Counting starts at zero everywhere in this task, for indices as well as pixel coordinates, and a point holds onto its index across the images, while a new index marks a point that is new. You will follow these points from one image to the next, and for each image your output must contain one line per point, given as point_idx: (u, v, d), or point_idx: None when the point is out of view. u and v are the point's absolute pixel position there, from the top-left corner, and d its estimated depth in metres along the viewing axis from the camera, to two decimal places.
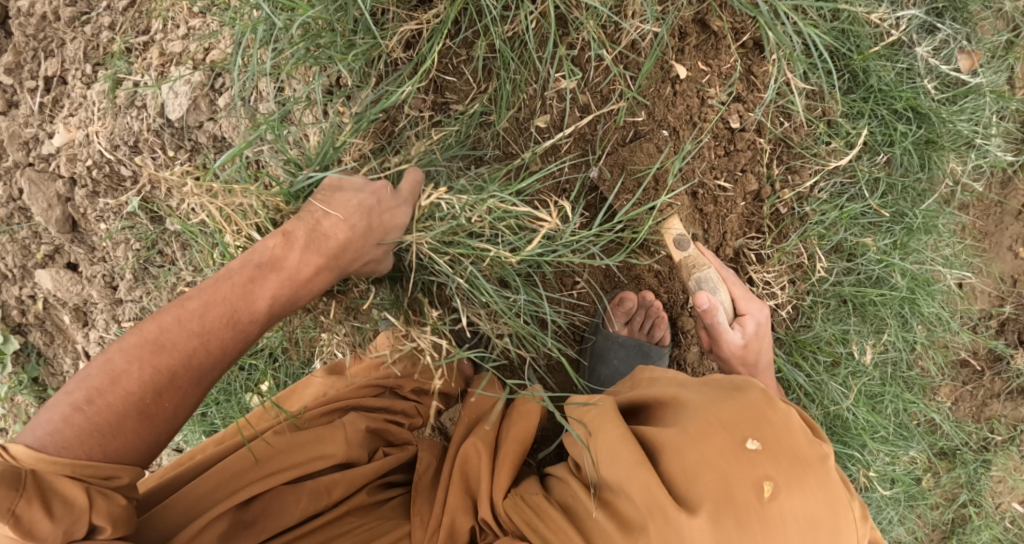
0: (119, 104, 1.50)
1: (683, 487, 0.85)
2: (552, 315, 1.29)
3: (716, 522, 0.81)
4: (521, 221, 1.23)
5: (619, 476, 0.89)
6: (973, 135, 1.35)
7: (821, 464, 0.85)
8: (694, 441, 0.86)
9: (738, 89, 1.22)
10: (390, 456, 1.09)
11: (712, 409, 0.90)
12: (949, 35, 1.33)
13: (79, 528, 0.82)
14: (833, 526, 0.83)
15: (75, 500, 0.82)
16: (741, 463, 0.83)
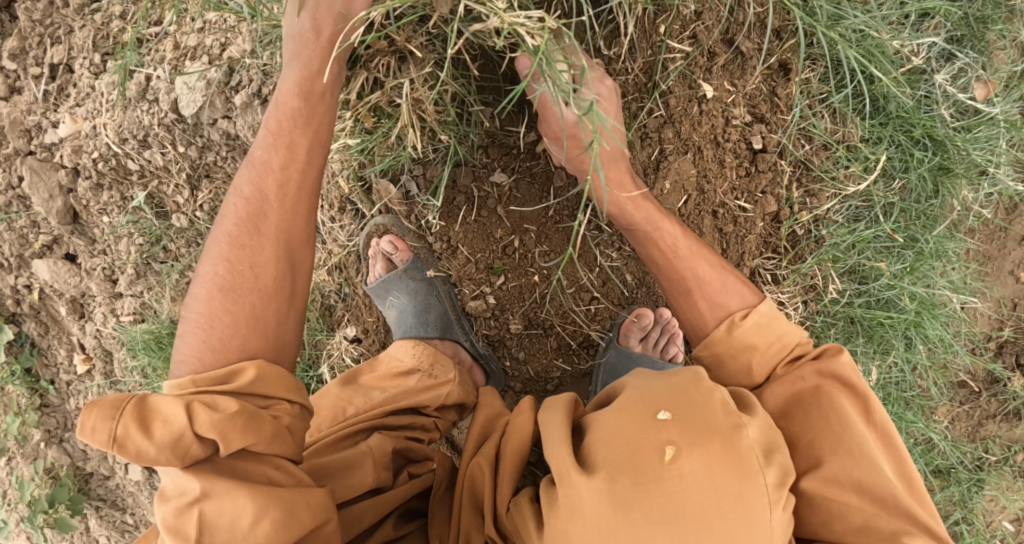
0: (130, 96, 1.46)
1: (591, 454, 0.82)
2: (566, 331, 1.26)
3: (612, 484, 0.78)
4: (541, 235, 1.21)
5: (544, 455, 0.87)
6: (986, 163, 1.36)
7: (732, 432, 0.80)
8: (616, 415, 0.84)
9: (761, 109, 1.24)
10: (416, 478, 1.07)
11: (636, 390, 0.88)
12: (967, 63, 1.34)
13: (192, 451, 0.83)
14: (740, 501, 0.77)
15: (173, 419, 0.83)
16: (648, 430, 0.81)
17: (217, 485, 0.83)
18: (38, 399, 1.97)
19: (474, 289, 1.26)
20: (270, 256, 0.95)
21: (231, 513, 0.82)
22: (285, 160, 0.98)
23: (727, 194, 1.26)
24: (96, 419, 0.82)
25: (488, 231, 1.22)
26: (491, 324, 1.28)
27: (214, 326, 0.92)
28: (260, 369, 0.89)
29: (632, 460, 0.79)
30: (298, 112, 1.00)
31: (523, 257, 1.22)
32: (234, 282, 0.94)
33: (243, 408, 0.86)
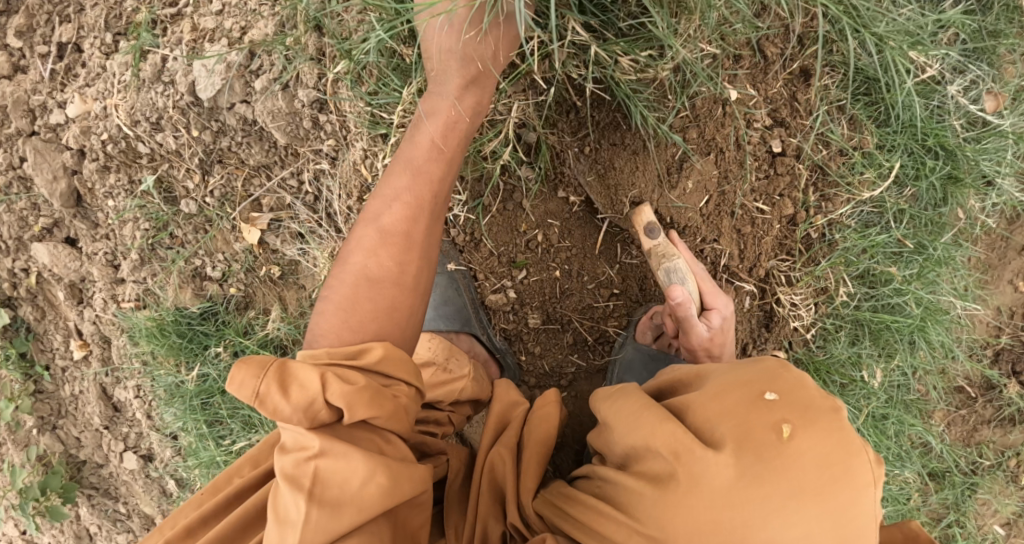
0: (144, 77, 1.45)
1: (704, 432, 0.86)
2: (584, 326, 1.28)
3: (739, 460, 0.81)
4: (565, 230, 1.23)
5: (641, 436, 0.89)
6: (994, 174, 1.39)
7: (836, 413, 0.85)
8: (716, 397, 0.89)
9: (782, 113, 1.27)
10: (426, 472, 1.05)
11: (727, 376, 0.92)
12: (979, 75, 1.35)
13: (321, 416, 0.86)
14: (851, 477, 0.81)
15: (309, 385, 0.87)
16: (757, 410, 0.84)
17: (334, 445, 0.86)
18: (32, 385, 1.94)
19: (495, 283, 1.26)
20: (413, 259, 1.01)
21: (346, 472, 0.86)
22: (439, 169, 1.05)
23: (745, 195, 1.27)
24: (244, 374, 0.87)
25: (511, 225, 1.23)
26: (510, 318, 1.28)
27: (363, 321, 0.95)
28: (388, 349, 0.93)
29: (745, 438, 0.82)
30: (453, 130, 1.07)
31: (545, 251, 1.24)
32: (378, 274, 0.98)
33: (370, 385, 0.90)
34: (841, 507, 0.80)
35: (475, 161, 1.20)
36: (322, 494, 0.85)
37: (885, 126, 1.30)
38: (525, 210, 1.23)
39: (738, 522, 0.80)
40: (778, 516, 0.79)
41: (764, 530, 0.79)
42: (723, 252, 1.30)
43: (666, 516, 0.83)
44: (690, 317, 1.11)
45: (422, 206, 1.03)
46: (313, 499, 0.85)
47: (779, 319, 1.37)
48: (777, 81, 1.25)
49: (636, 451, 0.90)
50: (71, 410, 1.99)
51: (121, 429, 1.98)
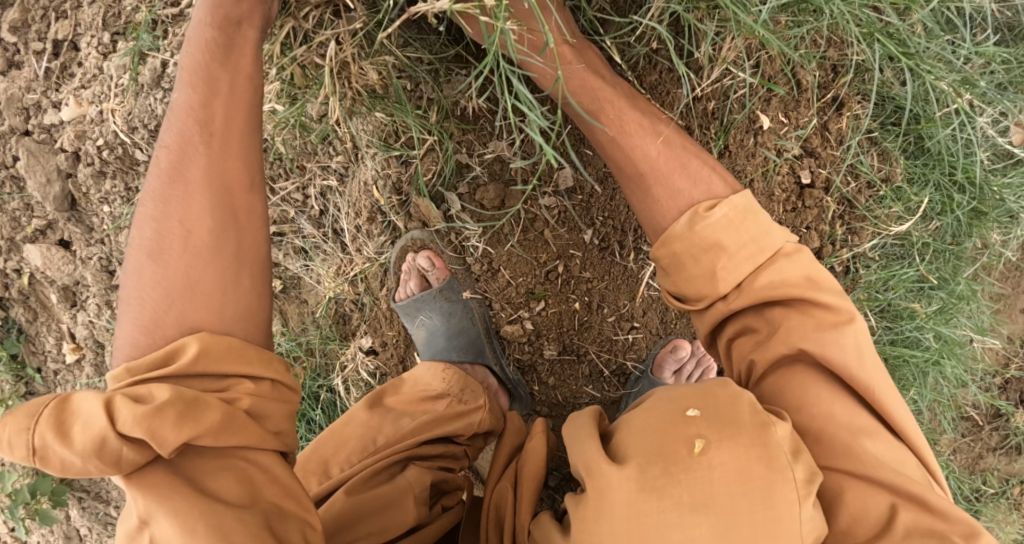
0: (144, 81, 1.38)
1: (620, 448, 0.80)
2: (600, 359, 1.23)
3: (640, 475, 0.75)
4: (588, 261, 1.18)
5: (566, 456, 0.84)
6: (1019, 209, 1.36)
7: (763, 425, 0.77)
8: (644, 412, 0.82)
9: (813, 144, 1.23)
10: (450, 509, 1.04)
11: (665, 397, 0.85)
12: (1008, 109, 1.32)
13: (122, 458, 0.76)
14: (770, 496, 0.73)
15: (94, 420, 0.76)
16: (677, 425, 0.78)
17: (154, 503, 0.77)
18: (23, 387, 1.86)
19: (511, 313, 1.22)
20: (202, 212, 0.87)
21: (175, 533, 0.76)
22: (202, 99, 0.90)
23: (775, 228, 1.25)
24: (15, 430, 0.76)
25: (530, 254, 1.18)
26: (525, 350, 1.24)
27: (147, 308, 0.84)
28: (201, 342, 0.81)
29: (658, 453, 0.76)
30: (216, 51, 0.92)
31: (568, 282, 1.19)
32: (162, 241, 0.86)
33: (178, 393, 0.78)
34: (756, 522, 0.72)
35: (499, 187, 1.15)
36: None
37: (913, 157, 1.28)
38: (547, 241, 1.17)
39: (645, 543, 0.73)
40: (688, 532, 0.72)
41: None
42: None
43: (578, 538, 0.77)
44: None
45: (194, 147, 0.89)
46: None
47: None
48: (809, 111, 1.19)
49: (563, 470, 0.85)
50: None
51: None
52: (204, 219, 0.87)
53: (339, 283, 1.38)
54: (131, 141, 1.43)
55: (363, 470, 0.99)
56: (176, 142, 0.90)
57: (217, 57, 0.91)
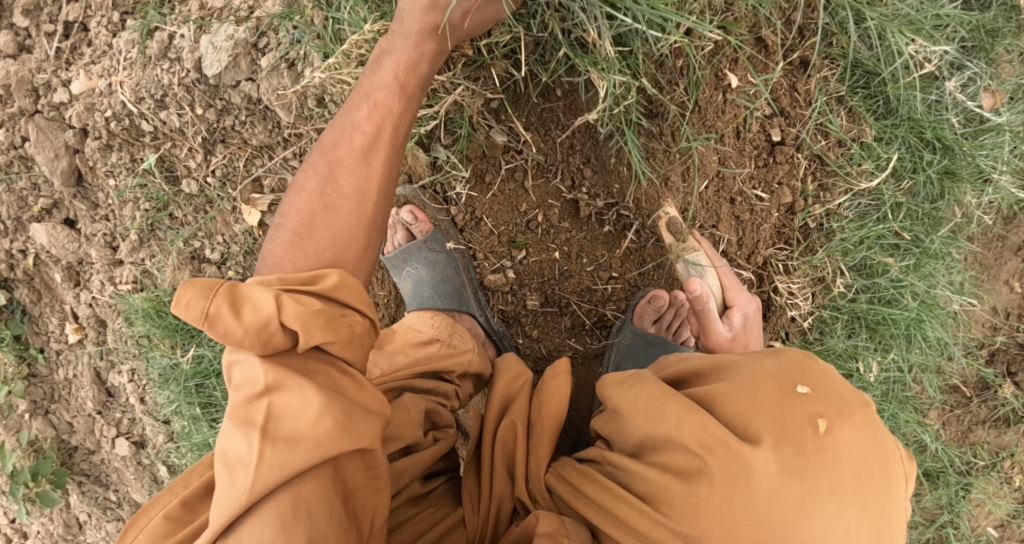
0: (151, 54, 1.45)
1: (738, 425, 0.86)
2: (581, 310, 1.28)
3: (776, 454, 0.82)
4: (566, 210, 1.22)
5: (666, 428, 0.89)
6: (991, 169, 1.38)
7: (866, 407, 0.87)
8: (744, 390, 0.88)
9: (783, 103, 1.28)
10: (440, 441, 1.06)
11: (755, 368, 0.91)
12: (976, 73, 1.36)
13: (274, 340, 0.82)
14: (879, 472, 0.83)
15: (262, 306, 0.82)
16: (793, 405, 0.85)
17: (285, 377, 0.82)
18: (25, 369, 1.92)
19: (494, 263, 1.26)
20: (355, 192, 0.95)
21: (300, 404, 0.81)
22: (400, 102, 1.01)
23: (744, 184, 1.27)
24: (192, 295, 0.81)
25: (511, 203, 1.23)
26: (508, 300, 1.28)
27: (286, 273, 0.89)
28: (344, 277, 0.88)
29: (784, 434, 0.84)
30: (421, 58, 1.03)
31: (548, 231, 1.23)
32: (331, 199, 0.94)
33: (326, 310, 0.85)
34: (876, 498, 0.83)
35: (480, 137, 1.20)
36: (278, 433, 0.80)
37: (884, 117, 1.30)
38: (526, 189, 1.22)
39: (784, 515, 0.82)
40: (826, 507, 0.81)
41: (812, 524, 0.81)
42: (723, 237, 1.30)
43: (704, 507, 0.84)
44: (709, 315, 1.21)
45: (381, 138, 0.99)
46: (269, 437, 0.80)
47: (777, 309, 1.37)
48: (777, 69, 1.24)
49: (656, 442, 0.91)
50: (64, 395, 1.97)
51: (115, 415, 1.97)
52: (356, 197, 0.95)
53: None
54: (138, 112, 1.48)
55: None
56: (338, 135, 0.98)
57: (399, 74, 1.02)
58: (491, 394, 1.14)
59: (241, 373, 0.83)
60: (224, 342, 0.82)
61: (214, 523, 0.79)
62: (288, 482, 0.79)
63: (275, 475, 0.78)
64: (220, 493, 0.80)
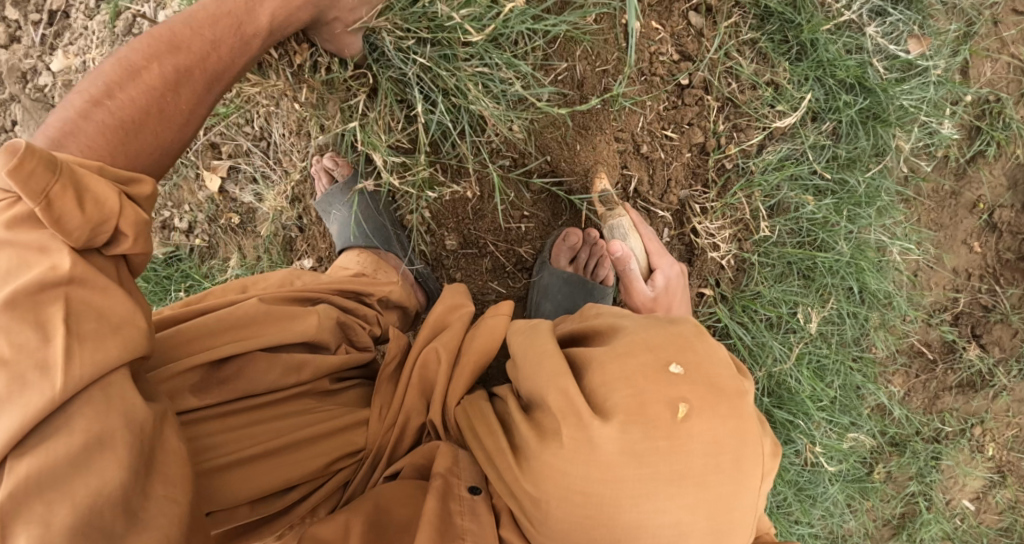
0: (118, 33, 1.57)
1: (601, 395, 0.81)
2: (500, 251, 1.33)
3: (624, 433, 0.79)
4: (480, 149, 1.25)
5: (533, 389, 0.85)
6: (917, 111, 1.39)
7: (740, 397, 0.82)
8: (618, 356, 0.83)
9: (689, 48, 1.29)
10: (352, 354, 1.07)
11: (644, 335, 0.85)
12: (900, 20, 1.38)
13: (101, 236, 0.78)
14: (733, 462, 0.79)
15: (104, 199, 0.79)
16: (658, 383, 0.80)
17: (89, 275, 0.76)
18: None
19: (412, 204, 1.32)
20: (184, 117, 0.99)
21: (109, 303, 0.76)
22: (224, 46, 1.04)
23: (654, 122, 1.30)
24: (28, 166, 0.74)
25: (416, 143, 1.28)
26: (428, 240, 1.34)
27: (106, 158, 0.89)
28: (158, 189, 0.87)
29: (640, 409, 0.79)
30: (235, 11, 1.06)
31: (462, 171, 1.28)
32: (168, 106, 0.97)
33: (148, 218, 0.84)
34: (724, 496, 0.79)
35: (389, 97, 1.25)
36: (80, 329, 0.72)
37: (798, 62, 1.34)
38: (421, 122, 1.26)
39: (612, 484, 0.78)
40: (660, 495, 0.78)
41: (648, 506, 0.78)
42: (634, 177, 1.32)
43: (542, 469, 0.80)
44: (629, 275, 1.27)
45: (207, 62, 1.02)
46: (70, 333, 0.71)
47: (699, 251, 1.39)
48: (680, 18, 1.28)
49: (528, 395, 0.86)
50: None
51: None
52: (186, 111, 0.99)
53: (279, 201, 1.55)
54: None
55: (269, 295, 1.03)
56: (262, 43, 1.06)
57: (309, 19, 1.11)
58: (425, 317, 1.07)
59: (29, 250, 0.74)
60: (54, 227, 0.75)
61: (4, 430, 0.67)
62: (96, 380, 0.72)
63: (89, 368, 0.71)
64: None
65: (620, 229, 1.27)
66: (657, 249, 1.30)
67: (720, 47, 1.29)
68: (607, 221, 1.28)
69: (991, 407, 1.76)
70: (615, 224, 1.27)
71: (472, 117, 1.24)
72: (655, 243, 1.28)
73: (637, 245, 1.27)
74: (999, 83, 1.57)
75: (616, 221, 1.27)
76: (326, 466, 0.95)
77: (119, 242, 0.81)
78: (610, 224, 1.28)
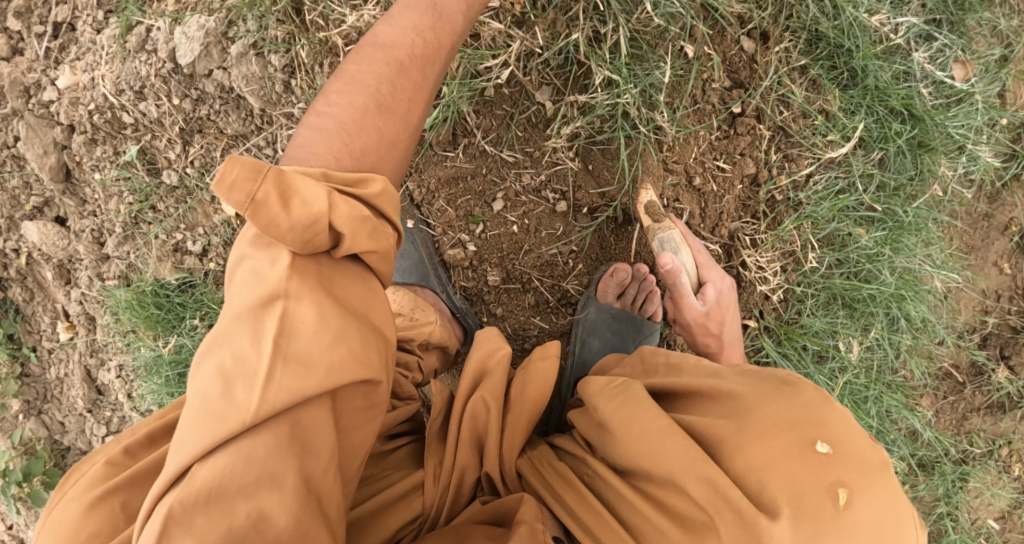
0: (130, 48, 1.48)
1: (752, 486, 0.77)
2: (545, 286, 1.30)
3: (791, 530, 0.74)
4: (545, 186, 1.25)
5: (661, 473, 0.81)
6: (965, 139, 1.34)
7: (886, 469, 0.78)
8: (757, 438, 0.79)
9: (741, 75, 1.28)
10: (399, 408, 1.06)
11: (773, 408, 0.81)
12: (946, 44, 1.33)
13: (320, 239, 0.79)
14: (895, 540, 0.76)
15: (313, 203, 0.78)
16: (812, 468, 0.76)
17: (309, 292, 0.78)
18: (18, 369, 1.74)
19: (453, 237, 1.28)
20: (405, 106, 0.96)
21: (316, 322, 0.78)
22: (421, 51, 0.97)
23: (708, 153, 1.28)
24: (237, 177, 0.76)
25: (454, 175, 1.25)
26: (470, 275, 1.30)
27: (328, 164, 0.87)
28: (385, 188, 0.87)
29: (800, 502, 0.75)
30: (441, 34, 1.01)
31: (513, 206, 1.26)
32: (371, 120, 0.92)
33: (365, 220, 0.83)
34: None
35: (449, 127, 1.22)
36: (289, 347, 0.76)
37: (848, 89, 1.30)
38: (457, 150, 1.24)
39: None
40: None
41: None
42: (684, 210, 1.30)
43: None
44: (679, 288, 1.17)
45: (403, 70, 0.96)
46: (280, 353, 0.75)
47: (747, 283, 1.37)
48: (734, 43, 1.26)
49: (654, 480, 0.83)
50: (57, 394, 1.78)
51: (105, 414, 1.78)
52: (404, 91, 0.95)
53: None
54: (118, 104, 1.50)
55: None
56: (397, 32, 0.97)
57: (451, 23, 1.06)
58: (465, 366, 1.04)
59: (275, 256, 0.79)
60: (263, 232, 0.77)
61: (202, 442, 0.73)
62: (292, 410, 0.76)
63: (289, 396, 0.74)
64: (205, 390, 0.75)
65: (670, 240, 1.17)
66: (706, 262, 1.22)
67: (773, 73, 1.27)
68: (655, 232, 1.19)
69: (1018, 428, 1.76)
70: (666, 233, 1.18)
71: (527, 152, 1.23)
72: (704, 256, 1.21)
73: (687, 257, 1.19)
74: None
75: (665, 231, 1.18)
76: (391, 537, 0.95)
77: (341, 242, 0.82)
78: (659, 235, 1.18)
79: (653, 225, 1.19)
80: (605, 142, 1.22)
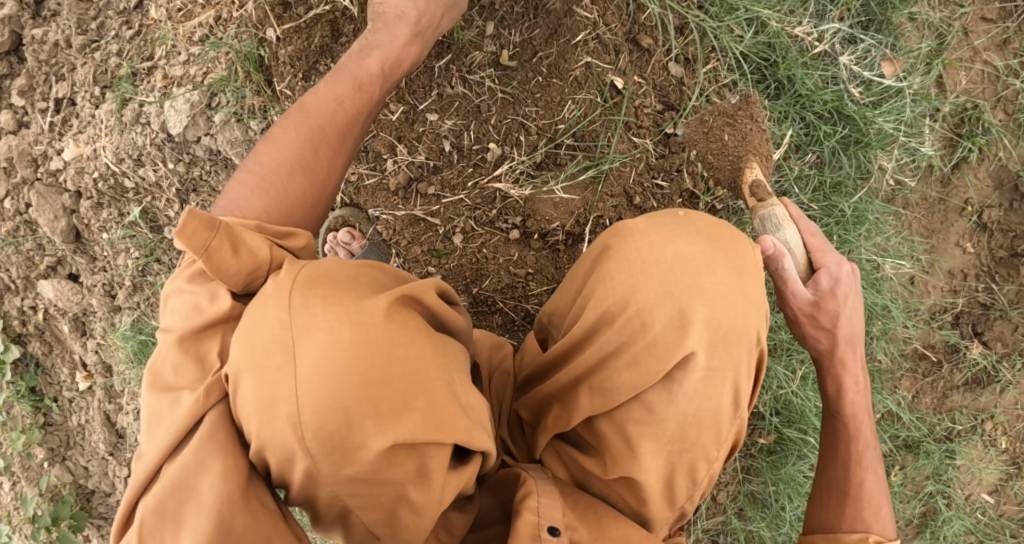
0: (126, 121, 1.60)
1: (713, 276, 0.86)
2: (508, 306, 1.41)
3: (745, 298, 0.86)
4: (501, 214, 1.37)
5: (669, 298, 0.84)
6: (896, 132, 1.41)
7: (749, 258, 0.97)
8: (699, 244, 0.88)
9: (671, 98, 1.37)
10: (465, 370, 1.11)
11: (697, 226, 0.91)
12: (872, 45, 1.41)
13: None
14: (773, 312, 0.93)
15: None
16: (735, 256, 0.89)
17: None
18: (41, 418, 1.85)
19: (422, 270, 1.40)
20: None
21: None
22: None
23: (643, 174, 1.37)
24: None
25: (413, 217, 1.38)
26: None
27: None
28: None
29: (739, 278, 0.87)
30: None
31: (468, 238, 1.38)
32: None
33: None
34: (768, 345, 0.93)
35: (405, 173, 1.36)
36: None
37: (777, 99, 1.40)
38: (411, 194, 1.37)
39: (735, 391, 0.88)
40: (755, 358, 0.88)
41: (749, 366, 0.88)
42: None
43: (696, 357, 0.84)
44: (786, 273, 1.12)
45: None
46: None
47: None
48: (662, 68, 1.36)
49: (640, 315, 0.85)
50: (79, 441, 1.88)
51: (126, 456, 1.86)
52: (361, 114, 1.07)
53: None
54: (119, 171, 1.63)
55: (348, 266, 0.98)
56: None
57: (415, 22, 1.18)
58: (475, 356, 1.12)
59: None
60: None
61: (332, 291, 0.76)
62: None
63: None
64: None
65: (777, 214, 1.19)
66: (819, 251, 1.18)
67: (699, 93, 1.37)
68: (762, 210, 1.21)
69: (999, 402, 1.80)
70: (768, 210, 1.20)
71: (485, 182, 1.36)
72: (824, 245, 1.17)
73: (796, 239, 1.17)
74: (976, 90, 1.65)
75: (772, 209, 1.20)
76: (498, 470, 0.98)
77: None
78: (771, 212, 1.20)
79: (772, 205, 1.20)
80: (552, 168, 1.36)
